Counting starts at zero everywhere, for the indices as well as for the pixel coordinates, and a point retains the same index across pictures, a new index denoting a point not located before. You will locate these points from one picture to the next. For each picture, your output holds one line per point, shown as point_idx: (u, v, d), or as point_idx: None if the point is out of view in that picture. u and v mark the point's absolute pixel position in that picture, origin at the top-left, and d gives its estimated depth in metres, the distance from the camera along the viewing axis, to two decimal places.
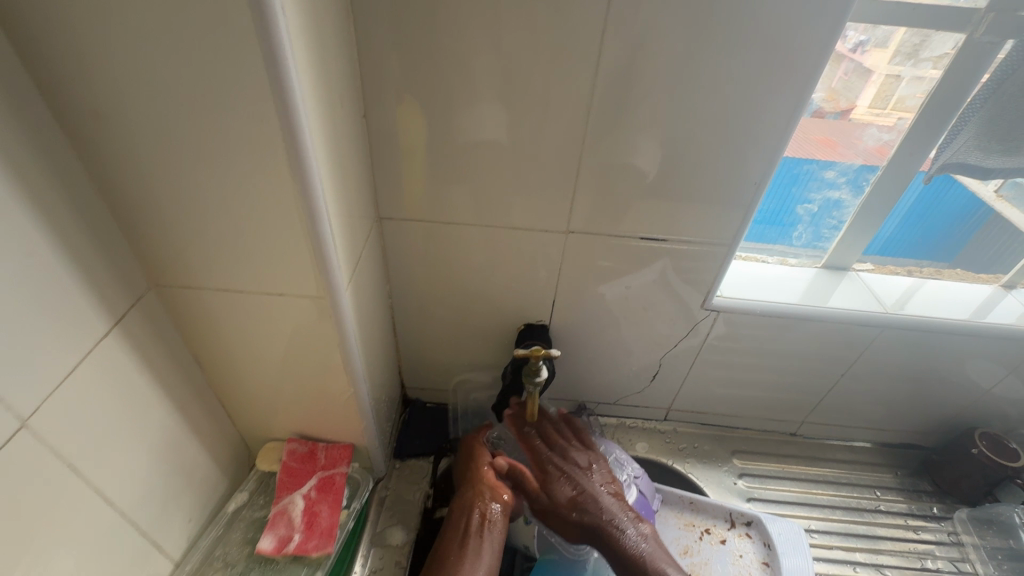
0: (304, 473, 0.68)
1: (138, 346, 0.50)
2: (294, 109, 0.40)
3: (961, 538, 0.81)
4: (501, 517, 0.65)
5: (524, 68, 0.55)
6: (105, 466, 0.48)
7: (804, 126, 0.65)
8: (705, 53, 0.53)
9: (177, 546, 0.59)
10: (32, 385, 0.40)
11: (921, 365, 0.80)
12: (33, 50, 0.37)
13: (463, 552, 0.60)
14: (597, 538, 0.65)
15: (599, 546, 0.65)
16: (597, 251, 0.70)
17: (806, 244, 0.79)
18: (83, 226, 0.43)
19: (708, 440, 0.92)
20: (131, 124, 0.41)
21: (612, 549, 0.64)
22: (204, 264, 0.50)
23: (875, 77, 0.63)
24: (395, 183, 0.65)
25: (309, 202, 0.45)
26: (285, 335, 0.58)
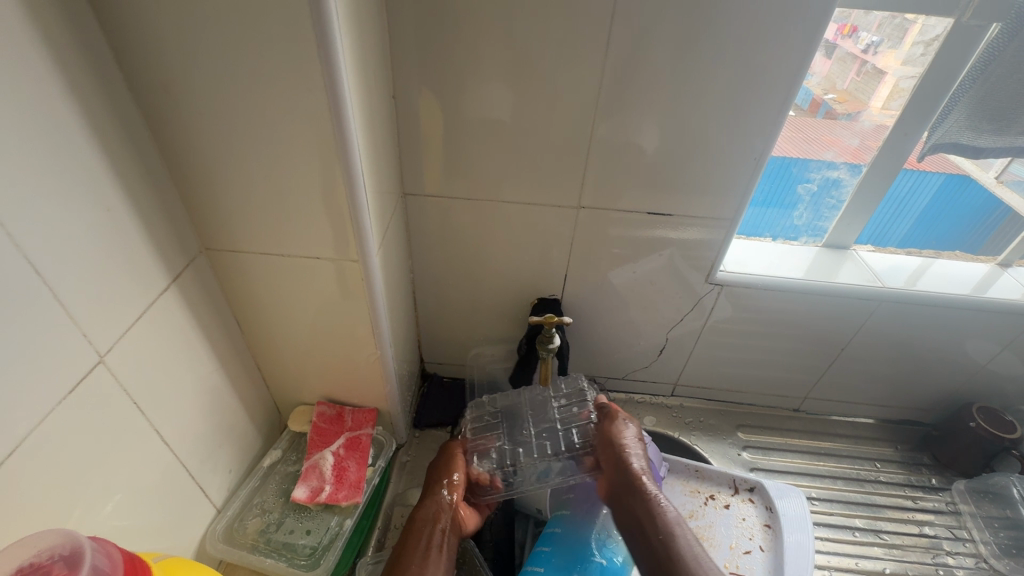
0: (332, 432, 0.72)
1: (190, 302, 0.56)
2: (338, 82, 0.45)
3: (959, 508, 0.84)
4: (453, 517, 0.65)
5: (541, 51, 0.59)
6: (162, 408, 0.53)
7: (816, 124, 0.71)
8: (710, 34, 0.57)
9: (219, 492, 0.64)
10: (107, 325, 0.45)
11: (920, 340, 0.83)
12: (115, 29, 0.43)
13: (420, 544, 0.61)
14: (629, 488, 0.64)
15: (629, 497, 0.64)
16: (607, 228, 0.74)
17: (807, 224, 0.83)
18: (148, 189, 0.49)
19: (713, 415, 0.96)
20: (194, 95, 0.46)
21: (640, 501, 0.63)
22: (250, 228, 0.56)
23: (887, 78, 0.67)
24: (419, 161, 0.70)
25: (347, 169, 0.50)
26: (319, 299, 0.63)
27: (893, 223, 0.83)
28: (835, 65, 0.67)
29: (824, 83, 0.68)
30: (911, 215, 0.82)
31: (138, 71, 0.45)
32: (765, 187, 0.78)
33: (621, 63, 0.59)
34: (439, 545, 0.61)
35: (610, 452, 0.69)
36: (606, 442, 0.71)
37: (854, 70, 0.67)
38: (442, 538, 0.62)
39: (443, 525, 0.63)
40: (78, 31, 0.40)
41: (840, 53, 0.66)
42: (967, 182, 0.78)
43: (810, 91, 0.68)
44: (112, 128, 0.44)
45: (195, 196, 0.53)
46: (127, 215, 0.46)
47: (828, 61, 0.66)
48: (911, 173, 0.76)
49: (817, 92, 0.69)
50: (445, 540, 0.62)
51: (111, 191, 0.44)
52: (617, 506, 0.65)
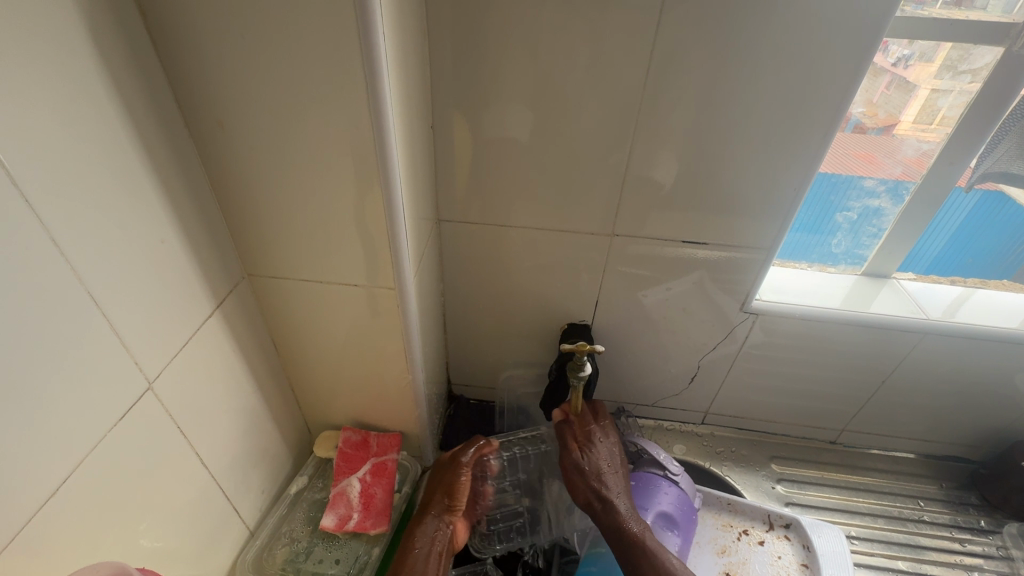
0: (358, 458, 0.73)
1: (232, 327, 0.57)
2: (384, 118, 0.46)
3: (1011, 553, 0.80)
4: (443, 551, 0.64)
5: (576, 83, 0.60)
6: (202, 430, 0.54)
7: (845, 140, 0.68)
8: (749, 65, 0.56)
9: (252, 514, 0.65)
10: (157, 352, 0.47)
11: (967, 374, 0.80)
12: (176, 70, 0.45)
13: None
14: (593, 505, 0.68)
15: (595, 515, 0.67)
16: (640, 255, 0.74)
17: (845, 252, 0.81)
18: (198, 220, 0.50)
19: (745, 445, 0.93)
20: (246, 131, 0.48)
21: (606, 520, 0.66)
22: (290, 256, 0.57)
23: (919, 93, 0.65)
24: (453, 188, 0.71)
25: (389, 200, 0.51)
26: (354, 325, 0.63)
27: (930, 239, 0.78)
28: (870, 79, 0.63)
29: (856, 98, 0.64)
30: (949, 231, 0.77)
31: (195, 109, 0.47)
32: (802, 216, 0.76)
33: (658, 95, 0.60)
34: (434, 566, 0.62)
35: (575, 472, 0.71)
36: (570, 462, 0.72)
37: (885, 82, 0.64)
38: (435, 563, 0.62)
39: (438, 548, 0.64)
40: (142, 73, 0.42)
41: (874, 67, 0.63)
42: (1007, 203, 0.72)
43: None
44: (168, 163, 0.46)
45: (241, 225, 0.55)
46: (179, 246, 0.48)
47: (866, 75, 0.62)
48: (958, 190, 0.71)
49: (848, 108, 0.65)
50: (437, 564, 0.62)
51: (164, 223, 0.46)
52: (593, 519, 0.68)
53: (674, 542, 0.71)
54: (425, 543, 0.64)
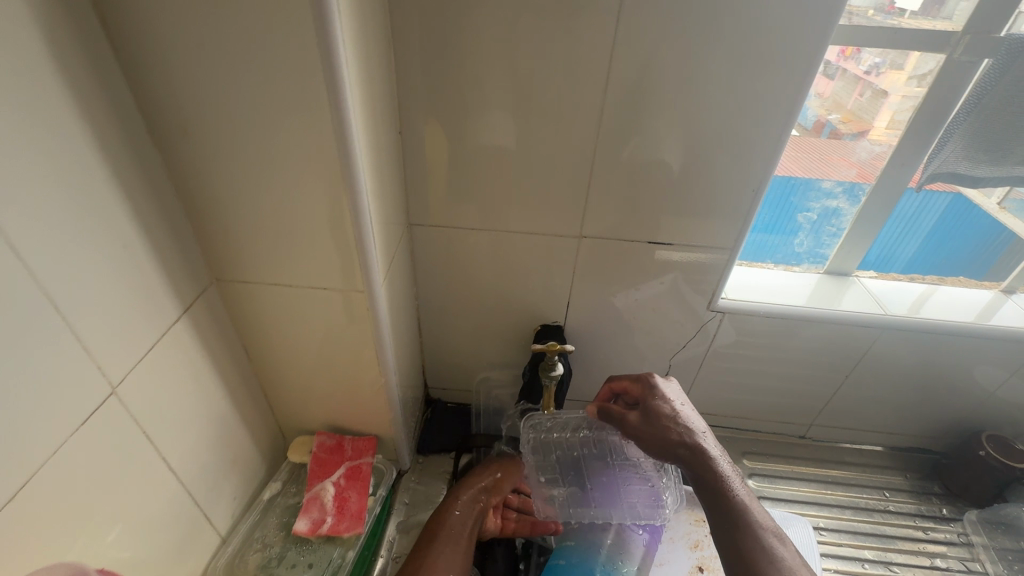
0: (332, 463, 0.72)
1: (199, 331, 0.57)
2: (348, 121, 0.47)
3: (971, 539, 0.82)
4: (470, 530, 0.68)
5: (541, 88, 0.62)
6: (169, 435, 0.54)
7: (821, 144, 0.71)
8: (704, 71, 0.59)
9: (223, 521, 0.64)
10: (120, 356, 0.47)
11: (925, 367, 0.83)
12: (136, 74, 0.45)
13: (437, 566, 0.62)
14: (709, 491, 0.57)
15: (720, 511, 0.55)
16: (611, 256, 0.75)
17: (808, 251, 0.83)
18: (162, 224, 0.50)
19: (718, 442, 0.95)
20: (209, 134, 0.48)
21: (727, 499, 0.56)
22: (258, 259, 0.57)
23: (890, 100, 0.67)
24: (424, 192, 0.72)
25: (355, 202, 0.52)
26: (325, 327, 0.64)
27: (899, 244, 0.82)
28: (837, 86, 0.67)
29: (828, 103, 0.68)
30: (917, 236, 0.81)
31: (157, 113, 0.47)
32: (765, 216, 0.79)
33: (619, 100, 0.61)
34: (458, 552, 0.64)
35: (665, 446, 0.61)
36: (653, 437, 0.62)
37: (857, 90, 0.67)
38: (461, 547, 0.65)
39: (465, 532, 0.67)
40: (103, 78, 0.43)
41: (843, 73, 0.66)
42: (970, 207, 0.78)
43: (814, 112, 0.68)
44: (131, 167, 0.46)
45: (208, 228, 0.55)
46: (142, 249, 0.48)
47: (830, 81, 0.66)
48: (910, 189, 0.74)
49: (820, 113, 0.69)
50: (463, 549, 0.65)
51: (127, 226, 0.46)
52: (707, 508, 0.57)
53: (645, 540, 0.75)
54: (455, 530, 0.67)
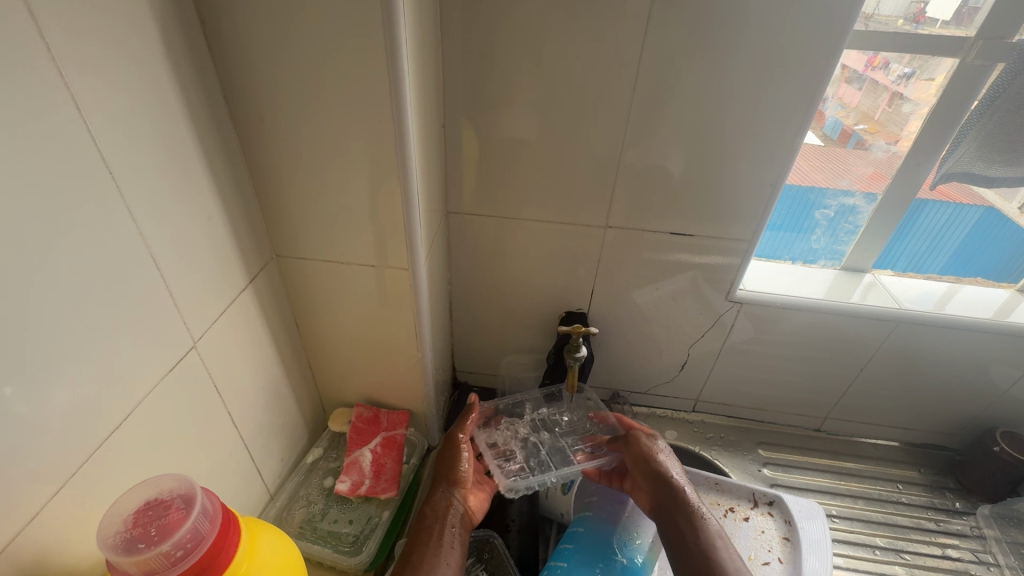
0: (369, 432, 0.78)
1: (260, 301, 0.63)
2: (404, 112, 0.52)
3: (984, 532, 0.84)
4: (460, 516, 0.67)
5: (574, 87, 0.67)
6: (233, 392, 0.60)
7: (845, 153, 0.75)
8: (728, 71, 0.63)
9: (271, 477, 0.70)
10: (201, 315, 0.53)
11: (941, 362, 0.85)
12: (225, 68, 0.52)
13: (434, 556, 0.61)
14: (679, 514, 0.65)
15: (683, 532, 0.64)
16: (633, 246, 0.80)
17: (825, 248, 0.86)
18: (236, 201, 0.57)
19: (734, 432, 0.98)
20: (282, 122, 0.54)
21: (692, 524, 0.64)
22: (314, 237, 0.63)
23: (919, 110, 0.70)
24: (461, 183, 0.77)
25: (405, 186, 0.57)
26: (369, 304, 0.69)
27: (932, 255, 0.86)
28: (865, 96, 0.71)
29: (854, 113, 0.73)
30: (948, 248, 0.85)
31: (238, 102, 0.54)
32: (783, 212, 0.83)
33: (648, 99, 0.66)
34: (451, 540, 0.63)
35: (647, 470, 0.71)
36: (640, 461, 0.72)
37: (885, 100, 0.71)
38: (453, 534, 0.64)
39: (453, 520, 0.66)
40: (197, 70, 0.49)
41: (871, 83, 0.70)
42: (1003, 221, 0.81)
43: (839, 122, 0.74)
44: (215, 149, 0.53)
45: (273, 208, 0.61)
46: (221, 222, 0.54)
47: (857, 91, 0.71)
48: (914, 202, 0.79)
49: (846, 122, 0.74)
50: (453, 536, 0.64)
51: (210, 200, 0.52)
52: (671, 526, 0.65)
53: None
54: (438, 518, 0.65)
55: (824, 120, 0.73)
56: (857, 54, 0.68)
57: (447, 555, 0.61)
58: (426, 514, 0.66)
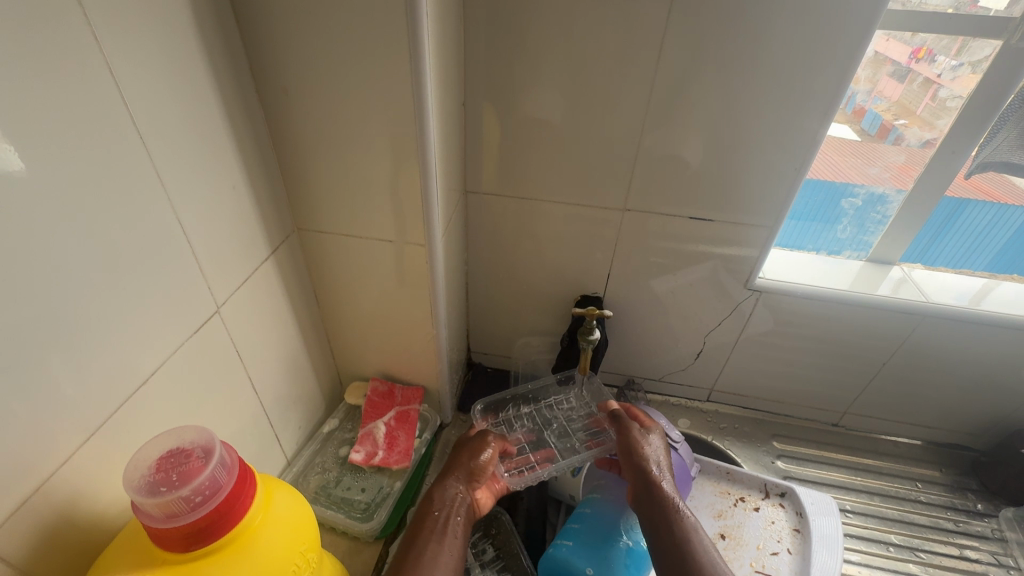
0: (384, 406, 0.80)
1: (281, 271, 0.65)
2: (423, 86, 0.53)
3: (1005, 535, 0.82)
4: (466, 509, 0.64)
5: (596, 66, 0.66)
6: (254, 358, 0.62)
7: (874, 140, 0.74)
8: (756, 50, 0.61)
9: (289, 444, 0.72)
10: (224, 281, 0.55)
11: (967, 359, 0.82)
12: (251, 40, 0.53)
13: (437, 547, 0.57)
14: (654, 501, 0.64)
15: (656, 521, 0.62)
16: (652, 230, 0.79)
17: (851, 238, 0.84)
18: (259, 172, 0.58)
19: (748, 423, 0.97)
20: (304, 94, 0.55)
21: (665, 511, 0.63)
22: (334, 211, 0.64)
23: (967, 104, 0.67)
24: (480, 163, 0.77)
25: (423, 160, 0.58)
26: (386, 279, 0.70)
27: (969, 256, 0.83)
28: (908, 90, 0.70)
29: (894, 108, 0.71)
30: (988, 252, 0.82)
31: (263, 75, 0.55)
32: (808, 201, 0.81)
33: (671, 79, 0.65)
34: (455, 532, 0.60)
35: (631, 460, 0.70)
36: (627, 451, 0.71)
37: (929, 94, 0.69)
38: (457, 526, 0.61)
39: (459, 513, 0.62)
40: (224, 42, 0.50)
41: (915, 77, 0.69)
42: None
43: (879, 116, 0.72)
44: (240, 120, 0.54)
45: (294, 180, 0.62)
46: (243, 191, 0.56)
47: (899, 85, 0.70)
48: (952, 200, 0.76)
49: (886, 117, 0.72)
50: (457, 528, 0.61)
51: (234, 169, 0.54)
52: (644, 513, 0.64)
53: None
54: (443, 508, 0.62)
55: (862, 114, 0.73)
56: (902, 45, 0.67)
57: (449, 546, 0.58)
58: (432, 502, 0.63)
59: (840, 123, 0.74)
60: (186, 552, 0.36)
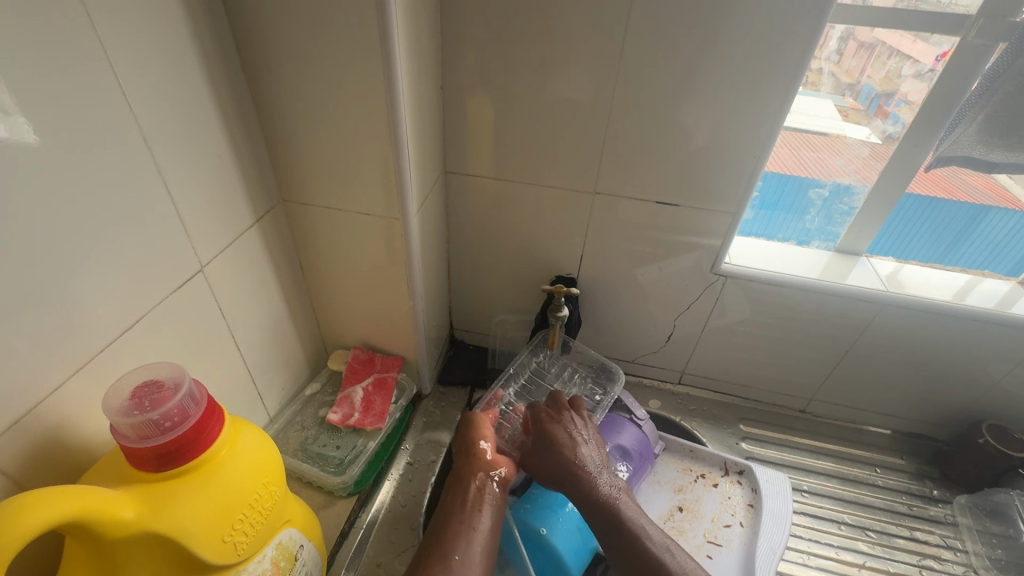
0: (364, 372, 0.84)
1: (266, 239, 0.70)
2: (394, 66, 0.57)
3: (957, 520, 0.85)
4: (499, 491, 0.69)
5: (566, 53, 0.69)
6: (239, 317, 0.67)
7: (842, 132, 0.77)
8: (717, 41, 0.64)
9: (271, 402, 0.77)
10: (210, 243, 0.60)
11: (927, 350, 0.85)
12: (237, 20, 0.57)
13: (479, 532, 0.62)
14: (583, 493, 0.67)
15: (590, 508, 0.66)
16: (624, 214, 0.82)
17: (819, 228, 0.87)
18: (245, 144, 0.63)
19: (717, 406, 1.00)
20: (286, 72, 0.59)
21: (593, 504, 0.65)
22: (315, 184, 0.69)
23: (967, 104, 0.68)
24: (459, 145, 0.81)
25: (397, 137, 0.62)
26: (364, 251, 0.75)
27: (992, 260, 0.85)
28: (929, 93, 0.69)
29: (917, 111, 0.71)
30: (992, 258, 0.84)
31: (249, 53, 0.59)
32: (777, 190, 0.83)
33: (636, 67, 0.68)
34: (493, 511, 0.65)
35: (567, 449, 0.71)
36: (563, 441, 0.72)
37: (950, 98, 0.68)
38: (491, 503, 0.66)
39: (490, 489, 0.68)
40: (211, 20, 0.55)
41: (939, 79, 0.68)
42: (997, 214, 0.79)
43: (902, 119, 0.73)
44: (226, 95, 0.58)
45: (279, 153, 0.67)
46: (229, 161, 0.61)
47: (922, 86, 0.70)
48: (911, 197, 0.80)
49: (908, 121, 0.72)
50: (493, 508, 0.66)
51: (220, 140, 0.59)
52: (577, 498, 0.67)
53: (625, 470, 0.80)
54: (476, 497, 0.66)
55: (884, 116, 0.74)
56: (924, 45, 0.68)
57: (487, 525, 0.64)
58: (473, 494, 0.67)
59: (860, 124, 0.77)
60: (157, 472, 0.42)
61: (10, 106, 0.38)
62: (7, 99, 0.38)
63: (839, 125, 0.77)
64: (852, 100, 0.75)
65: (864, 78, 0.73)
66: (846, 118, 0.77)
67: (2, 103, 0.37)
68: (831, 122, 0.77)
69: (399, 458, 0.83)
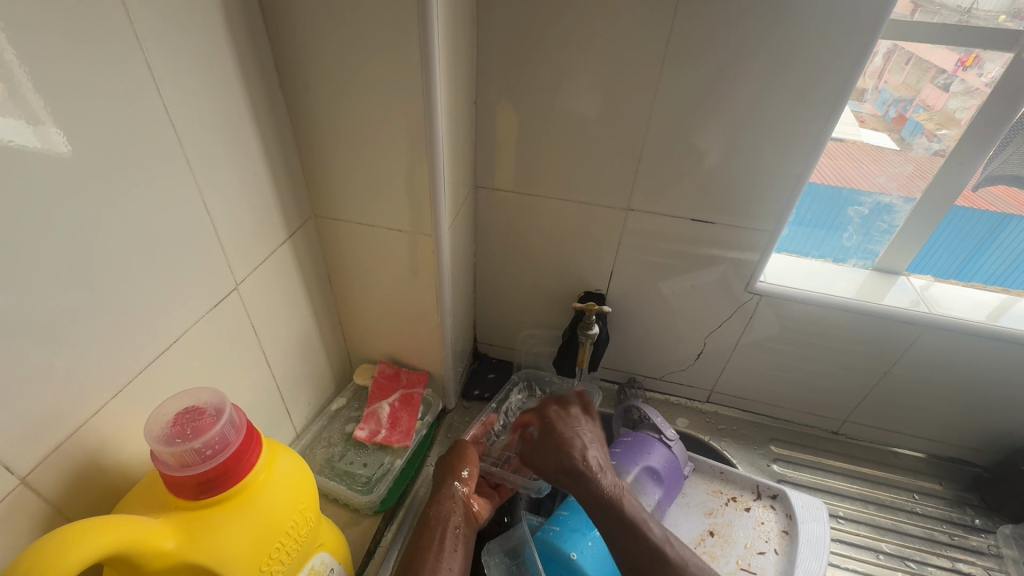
0: (390, 388, 0.84)
1: (298, 255, 0.70)
2: (433, 84, 0.56)
3: (1001, 552, 0.82)
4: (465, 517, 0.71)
5: (603, 69, 0.68)
6: (270, 333, 0.67)
7: (881, 149, 0.75)
8: (760, 56, 0.63)
9: (298, 418, 0.77)
10: (244, 261, 0.59)
11: (970, 373, 0.82)
12: (276, 38, 0.57)
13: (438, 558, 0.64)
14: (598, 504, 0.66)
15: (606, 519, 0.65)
16: (656, 231, 0.80)
17: (856, 247, 0.84)
18: (280, 161, 0.63)
19: (746, 425, 0.98)
20: (323, 89, 0.59)
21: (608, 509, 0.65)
22: (348, 200, 0.68)
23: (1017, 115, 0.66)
24: (490, 160, 0.80)
25: (432, 155, 0.61)
26: (394, 267, 0.74)
27: (1016, 271, 0.80)
28: (951, 100, 0.69)
29: (937, 117, 0.71)
30: None
31: (287, 71, 0.59)
32: (814, 208, 0.81)
33: (674, 83, 0.67)
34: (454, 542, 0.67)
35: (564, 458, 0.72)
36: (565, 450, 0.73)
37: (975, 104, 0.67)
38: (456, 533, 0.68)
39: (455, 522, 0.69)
40: (252, 39, 0.55)
41: (961, 85, 0.67)
42: None
43: (920, 124, 0.72)
44: (263, 113, 0.58)
45: (313, 170, 0.67)
46: (265, 178, 0.60)
47: (944, 92, 0.69)
48: (957, 212, 0.76)
49: (928, 126, 0.72)
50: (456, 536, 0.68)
51: (257, 157, 0.58)
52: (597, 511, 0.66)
53: (654, 493, 0.78)
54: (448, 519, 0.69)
55: (902, 122, 0.73)
56: (945, 52, 0.66)
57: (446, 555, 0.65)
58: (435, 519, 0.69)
59: (878, 129, 0.74)
60: (197, 499, 0.41)
61: (41, 116, 0.37)
62: (37, 108, 0.36)
63: (856, 131, 0.74)
64: (870, 106, 0.73)
65: (883, 83, 0.71)
66: (862, 124, 0.74)
67: (32, 111, 0.36)
68: (848, 127, 0.74)
69: (424, 475, 0.82)
